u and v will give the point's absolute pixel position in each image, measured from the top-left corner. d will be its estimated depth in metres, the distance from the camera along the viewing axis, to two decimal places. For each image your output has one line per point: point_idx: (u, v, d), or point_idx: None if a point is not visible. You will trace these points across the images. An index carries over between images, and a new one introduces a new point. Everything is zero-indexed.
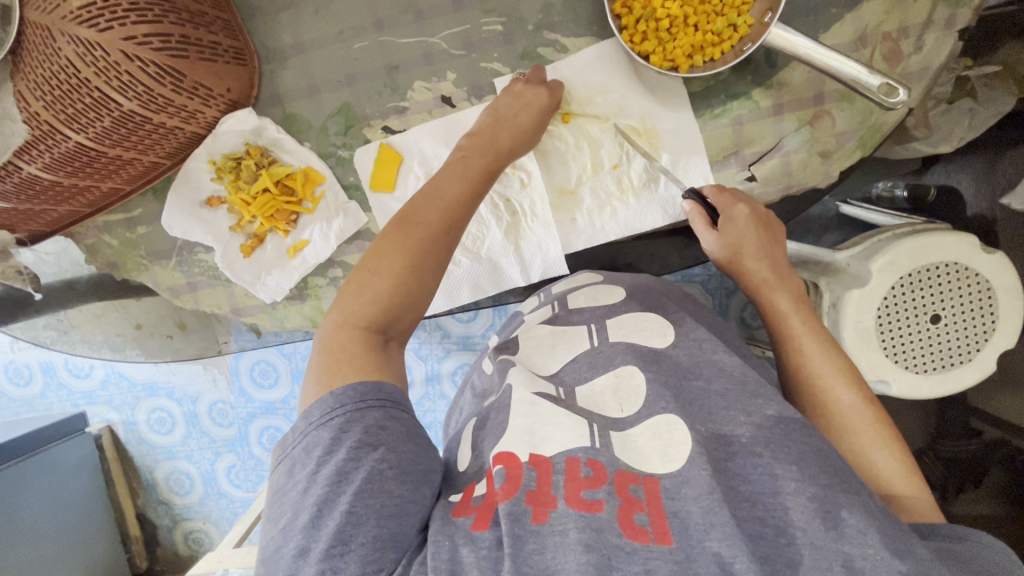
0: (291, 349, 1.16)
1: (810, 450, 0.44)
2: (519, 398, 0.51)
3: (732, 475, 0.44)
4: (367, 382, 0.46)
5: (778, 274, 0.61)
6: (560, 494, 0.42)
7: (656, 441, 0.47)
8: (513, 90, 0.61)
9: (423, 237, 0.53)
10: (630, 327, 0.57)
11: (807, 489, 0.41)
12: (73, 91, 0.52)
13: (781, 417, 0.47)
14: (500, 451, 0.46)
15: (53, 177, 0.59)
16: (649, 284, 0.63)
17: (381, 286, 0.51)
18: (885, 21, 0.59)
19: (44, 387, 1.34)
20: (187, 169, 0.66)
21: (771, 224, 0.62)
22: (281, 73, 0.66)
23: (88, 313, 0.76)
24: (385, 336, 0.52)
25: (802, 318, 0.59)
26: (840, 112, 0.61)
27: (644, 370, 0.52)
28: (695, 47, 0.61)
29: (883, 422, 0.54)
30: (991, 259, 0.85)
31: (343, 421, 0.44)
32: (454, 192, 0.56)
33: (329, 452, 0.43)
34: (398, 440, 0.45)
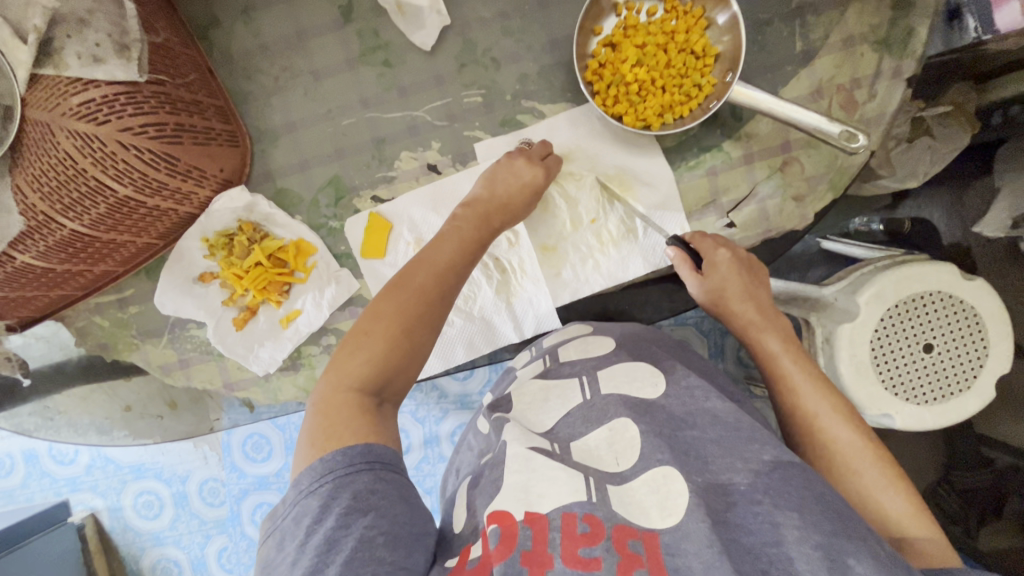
0: (285, 420, 1.18)
1: (810, 494, 0.44)
2: (513, 454, 0.49)
3: (732, 526, 0.43)
4: (356, 446, 0.46)
5: (764, 314, 0.64)
6: (556, 552, 0.42)
7: (653, 494, 0.46)
8: (514, 163, 0.63)
9: (415, 300, 0.54)
10: (623, 378, 0.56)
11: (811, 537, 0.41)
12: (70, 182, 0.53)
13: (778, 462, 0.47)
14: (495, 509, 0.45)
15: (47, 264, 0.59)
16: (637, 331, 0.62)
17: (375, 348, 0.51)
18: (838, 74, 0.64)
19: (26, 476, 1.28)
20: (181, 248, 0.67)
21: (753, 267, 0.65)
22: (272, 151, 0.68)
23: (75, 396, 0.74)
24: (379, 398, 0.51)
25: (792, 357, 0.60)
26: (808, 157, 0.64)
27: (637, 421, 0.51)
28: (664, 107, 0.65)
29: (884, 459, 0.54)
30: (973, 285, 0.87)
31: (332, 488, 0.44)
32: (445, 254, 0.58)
33: (319, 520, 0.43)
34: (389, 504, 0.44)
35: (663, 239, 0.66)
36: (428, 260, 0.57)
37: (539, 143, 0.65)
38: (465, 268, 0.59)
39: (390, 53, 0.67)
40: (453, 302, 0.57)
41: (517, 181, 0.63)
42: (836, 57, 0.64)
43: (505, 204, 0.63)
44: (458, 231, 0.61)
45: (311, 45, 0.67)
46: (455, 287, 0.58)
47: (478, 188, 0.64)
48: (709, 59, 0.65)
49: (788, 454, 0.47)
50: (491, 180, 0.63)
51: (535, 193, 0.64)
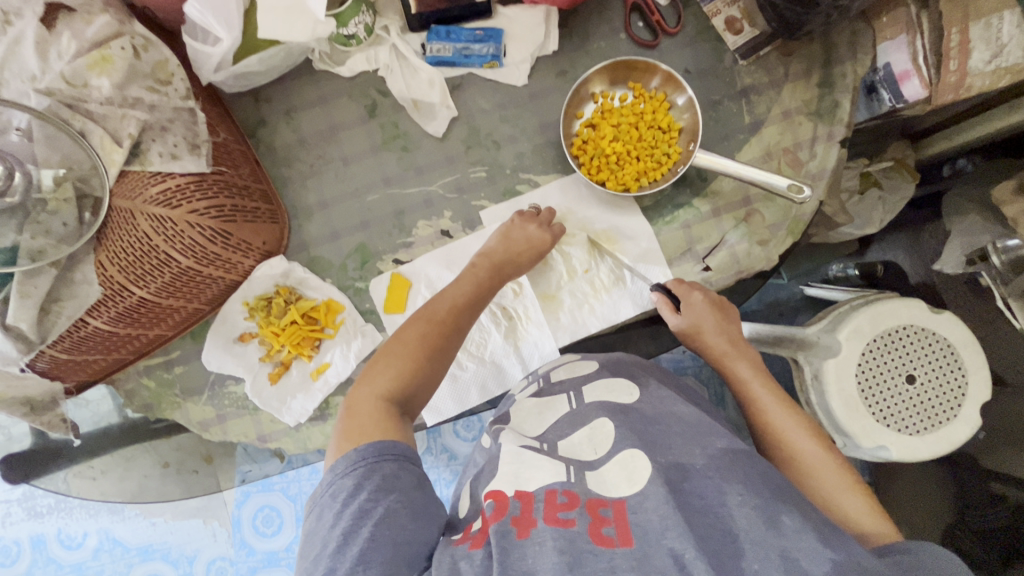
0: (297, 490, 1.21)
1: (755, 472, 0.50)
2: (507, 450, 0.56)
3: (687, 493, 0.48)
4: (384, 441, 0.52)
5: (734, 344, 0.70)
6: (539, 515, 0.47)
7: (622, 471, 0.51)
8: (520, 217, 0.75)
9: (439, 330, 0.63)
10: (602, 390, 0.63)
11: (750, 500, 0.47)
12: (144, 256, 0.63)
13: (730, 449, 0.53)
14: (491, 489, 0.51)
15: (113, 328, 0.68)
16: (620, 356, 0.70)
17: (403, 366, 0.59)
18: (782, 140, 0.76)
19: (31, 564, 1.27)
20: (225, 311, 0.76)
21: (725, 306, 0.72)
22: (307, 225, 0.79)
23: (118, 458, 0.82)
24: (403, 410, 0.57)
25: (761, 382, 0.67)
26: (766, 209, 0.76)
27: (613, 418, 0.58)
28: (640, 173, 0.77)
29: (845, 468, 0.59)
30: (943, 318, 0.95)
31: (363, 470, 0.49)
32: (464, 294, 0.68)
33: (353, 495, 0.48)
34: (411, 486, 0.50)
35: (647, 285, 0.76)
36: (447, 297, 0.67)
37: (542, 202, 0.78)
38: (480, 309, 0.68)
39: (407, 140, 0.79)
40: (467, 335, 0.66)
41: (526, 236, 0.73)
42: (780, 127, 0.77)
43: (515, 254, 0.72)
44: (474, 272, 0.70)
45: (340, 137, 0.80)
46: (471, 325, 0.67)
47: (492, 242, 0.73)
48: (674, 132, 0.78)
49: (738, 444, 0.54)
50: (504, 238, 0.73)
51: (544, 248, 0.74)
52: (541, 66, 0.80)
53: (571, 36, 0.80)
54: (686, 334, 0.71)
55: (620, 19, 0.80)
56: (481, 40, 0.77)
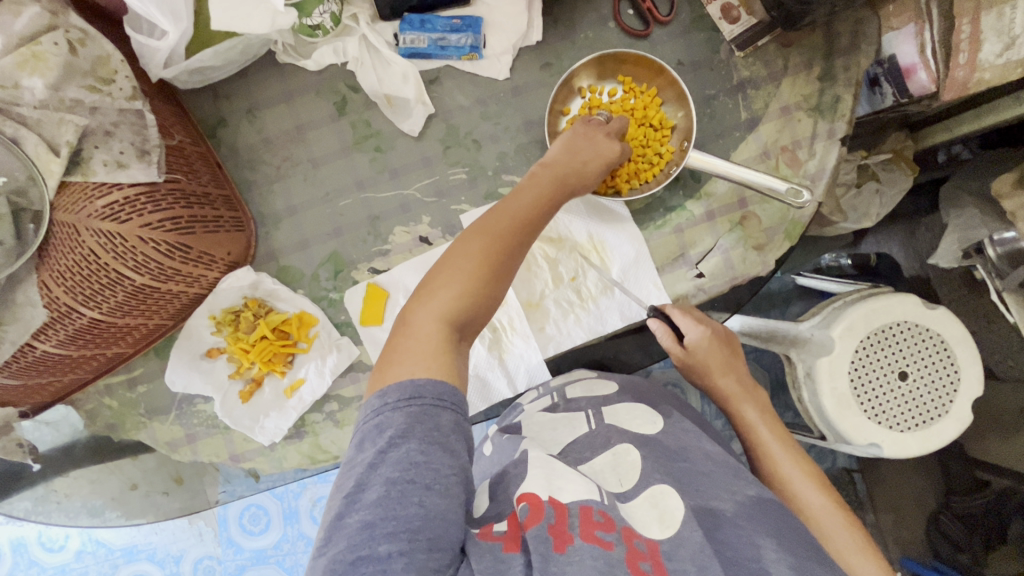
0: (284, 489, 1.17)
1: (789, 526, 0.51)
2: (535, 455, 0.54)
3: (720, 542, 0.48)
4: (446, 381, 0.46)
5: (743, 385, 0.69)
6: (577, 532, 0.44)
7: (653, 509, 0.50)
8: (588, 132, 0.66)
9: (506, 243, 0.54)
10: (624, 414, 0.62)
11: (786, 558, 0.47)
12: (93, 275, 0.58)
13: (759, 497, 0.53)
14: (524, 491, 0.48)
15: (64, 351, 0.63)
16: (637, 381, 0.70)
17: (465, 287, 0.51)
18: (780, 138, 0.72)
19: (12, 567, 1.24)
20: (190, 326, 0.72)
21: (732, 345, 0.71)
22: (275, 233, 0.74)
23: (82, 478, 0.78)
24: (460, 334, 0.51)
25: (767, 426, 0.67)
26: (764, 211, 0.72)
27: (638, 448, 0.57)
28: (631, 174, 0.73)
29: (854, 524, 0.59)
30: (936, 313, 0.93)
31: (418, 411, 0.44)
32: (530, 204, 0.58)
33: (401, 437, 0.44)
34: (463, 445, 0.45)
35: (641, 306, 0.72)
36: (506, 209, 0.57)
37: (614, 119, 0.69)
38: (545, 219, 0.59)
39: (381, 140, 0.74)
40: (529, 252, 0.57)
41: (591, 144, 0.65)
42: (777, 123, 0.72)
43: (581, 166, 0.63)
44: (537, 184, 0.60)
45: (309, 137, 0.74)
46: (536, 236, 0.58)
47: (555, 151, 0.64)
48: (666, 130, 0.73)
49: (767, 492, 0.54)
50: (568, 146, 0.64)
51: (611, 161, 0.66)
52: (523, 58, 0.74)
53: (556, 25, 0.74)
54: (690, 369, 0.70)
55: (608, 6, 0.74)
56: (459, 30, 0.71)
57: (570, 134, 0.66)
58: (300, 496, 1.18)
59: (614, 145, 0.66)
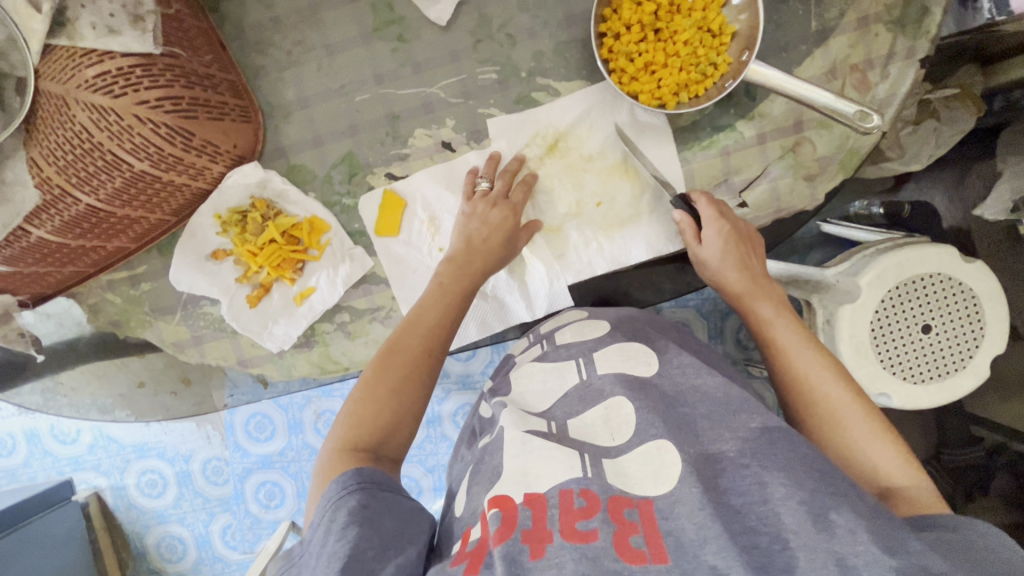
0: (289, 400, 1.17)
1: (795, 456, 0.44)
2: (510, 438, 0.50)
3: (723, 490, 0.44)
4: (349, 471, 0.50)
5: (758, 284, 0.65)
6: (556, 527, 0.42)
7: (647, 466, 0.47)
8: (476, 212, 0.66)
9: (406, 365, 0.59)
10: (617, 358, 0.57)
11: (796, 493, 0.42)
12: (87, 155, 0.53)
13: (765, 428, 0.48)
14: (495, 494, 0.45)
15: (61, 239, 0.59)
16: (632, 316, 0.64)
17: (371, 412, 0.56)
18: (852, 54, 0.64)
19: (28, 456, 1.28)
20: (194, 225, 0.68)
21: (750, 240, 0.65)
22: (285, 127, 0.68)
23: (85, 374, 0.76)
24: (376, 454, 0.54)
25: (783, 321, 0.63)
26: (820, 138, 0.65)
27: (632, 399, 0.52)
28: (680, 85, 0.64)
29: (872, 412, 0.56)
30: (972, 267, 0.85)
31: (330, 514, 0.47)
32: (439, 308, 0.62)
33: (323, 542, 0.45)
34: (381, 514, 0.47)
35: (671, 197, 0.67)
36: (411, 322, 0.61)
37: (488, 160, 0.67)
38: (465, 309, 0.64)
39: (404, 28, 0.66)
40: (440, 359, 0.61)
41: (491, 229, 0.65)
42: (852, 36, 0.64)
43: (482, 246, 0.65)
44: (440, 285, 0.63)
45: (323, 19, 0.66)
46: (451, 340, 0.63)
47: (455, 241, 0.66)
48: (726, 36, 0.63)
49: (774, 420, 0.49)
50: (465, 232, 0.66)
51: (513, 234, 0.66)
52: None
53: None
54: (705, 266, 0.66)
55: None
56: None
57: (466, 221, 0.66)
58: (307, 407, 1.18)
59: (507, 213, 0.65)
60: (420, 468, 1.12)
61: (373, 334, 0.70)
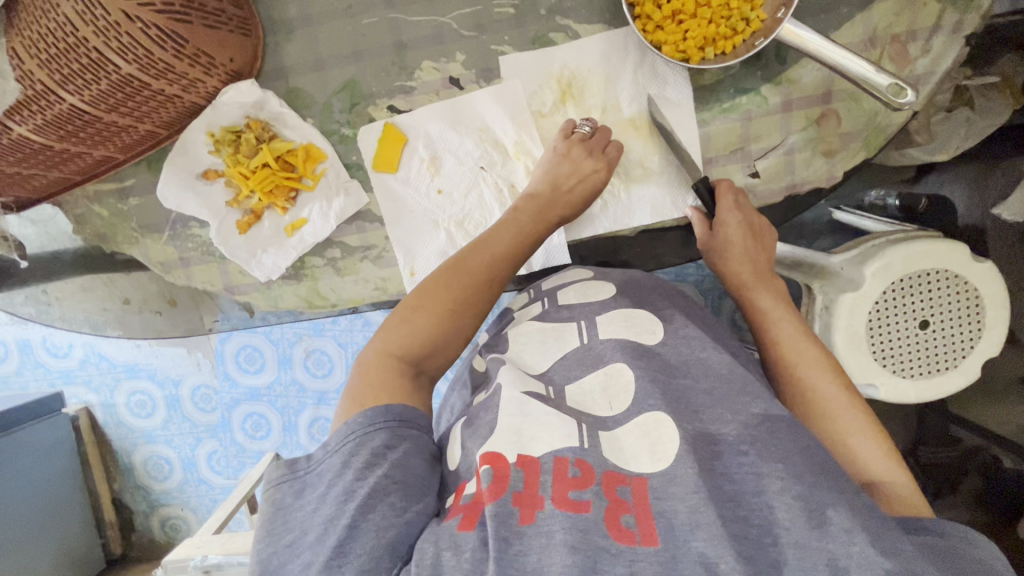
0: (279, 336, 1.15)
1: (796, 447, 0.41)
2: (507, 397, 0.48)
3: (718, 475, 0.40)
4: (376, 408, 0.48)
5: (759, 275, 0.63)
6: (548, 494, 0.39)
7: (644, 439, 0.43)
8: (560, 150, 0.63)
9: (469, 287, 0.58)
10: (620, 324, 0.54)
11: (792, 487, 0.38)
12: (70, 50, 0.50)
13: (767, 415, 0.44)
14: (486, 451, 0.43)
15: (44, 140, 0.57)
16: (638, 279, 0.60)
17: (426, 323, 0.55)
18: (894, 23, 0.60)
19: (20, 365, 1.29)
20: (185, 140, 0.65)
21: (762, 236, 0.64)
22: (287, 45, 0.64)
23: (70, 287, 0.74)
24: (419, 367, 0.54)
25: (781, 314, 0.61)
26: (847, 111, 0.62)
27: (633, 365, 0.49)
28: (708, 39, 0.60)
29: (861, 407, 0.54)
30: (982, 268, 0.81)
31: (352, 445, 0.45)
32: (504, 244, 0.60)
33: (339, 474, 0.44)
34: (405, 457, 0.45)
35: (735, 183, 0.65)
36: (482, 247, 0.60)
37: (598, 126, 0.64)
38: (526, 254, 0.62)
39: None
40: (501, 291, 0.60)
41: (574, 175, 0.62)
42: (897, 4, 0.60)
43: (561, 190, 0.62)
44: (516, 220, 0.62)
45: None
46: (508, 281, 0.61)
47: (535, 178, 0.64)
48: None
49: (778, 409, 0.44)
50: (548, 172, 0.63)
51: (597, 185, 0.64)
52: None
53: None
54: (710, 253, 0.64)
55: None
56: None
57: (549, 157, 0.64)
58: (294, 344, 1.16)
59: (598, 161, 0.63)
60: None
61: (364, 273, 0.69)
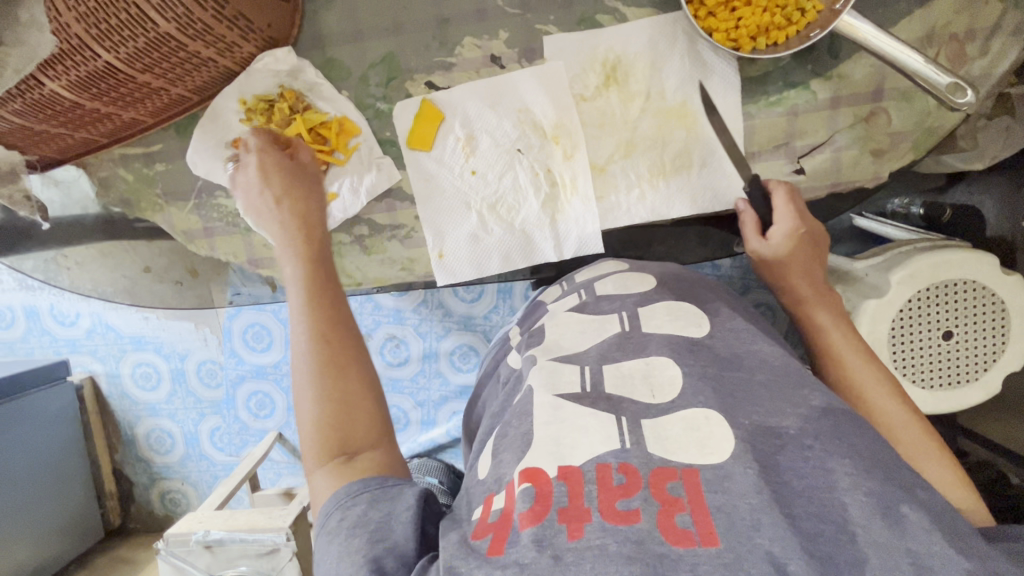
0: (288, 314, 1.14)
1: (863, 445, 0.39)
2: (540, 403, 0.44)
3: (782, 470, 0.38)
4: (330, 505, 0.43)
5: (820, 290, 0.61)
6: (595, 505, 0.36)
7: (692, 433, 0.40)
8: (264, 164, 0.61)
9: (326, 352, 0.49)
10: (664, 318, 0.51)
11: (863, 484, 0.36)
12: (111, 5, 0.48)
13: (828, 408, 0.42)
14: (526, 466, 0.40)
15: (75, 98, 0.55)
16: (679, 274, 0.59)
17: (314, 416, 0.46)
18: (954, 21, 0.58)
19: (26, 331, 1.28)
20: (218, 107, 0.64)
21: (821, 247, 0.62)
22: (324, 14, 0.62)
23: (86, 254, 0.73)
24: (346, 455, 0.45)
25: (843, 331, 0.58)
26: (897, 110, 0.60)
27: (680, 362, 0.46)
28: (760, 29, 0.58)
29: (930, 431, 0.51)
30: (1013, 282, 0.79)
31: (322, 528, 0.43)
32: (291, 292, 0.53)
33: (319, 555, 0.41)
34: (362, 501, 0.42)
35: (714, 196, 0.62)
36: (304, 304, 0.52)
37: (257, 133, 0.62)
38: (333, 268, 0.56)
39: None
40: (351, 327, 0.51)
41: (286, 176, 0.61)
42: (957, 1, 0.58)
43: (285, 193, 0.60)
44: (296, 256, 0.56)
45: None
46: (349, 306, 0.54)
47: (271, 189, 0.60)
48: None
49: (836, 400, 0.43)
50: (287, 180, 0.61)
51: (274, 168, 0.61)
52: None
53: None
54: (767, 267, 0.63)
55: None
56: None
57: (267, 172, 0.61)
58: None
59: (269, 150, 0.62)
60: (411, 401, 1.12)
61: (391, 253, 0.67)
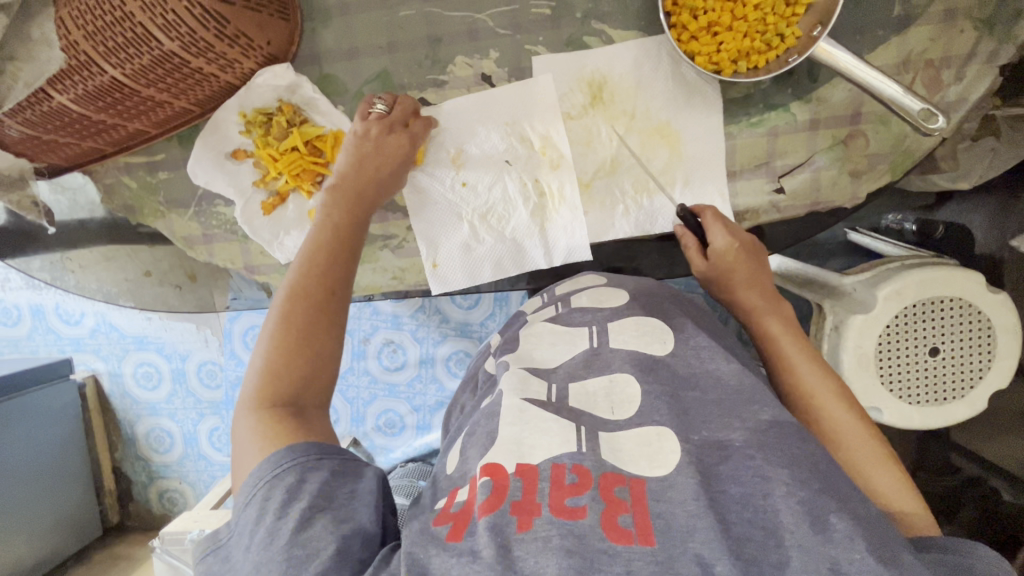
0: None
1: (803, 455, 0.41)
2: (507, 405, 0.46)
3: (721, 478, 0.40)
4: (276, 450, 0.44)
5: (767, 299, 0.61)
6: (546, 501, 0.38)
7: (644, 448, 0.43)
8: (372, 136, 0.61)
9: (307, 308, 0.53)
10: (631, 333, 0.53)
11: (798, 493, 0.38)
12: (116, 24, 0.52)
13: (775, 421, 0.44)
14: (487, 462, 0.42)
15: (82, 110, 0.58)
16: (651, 288, 0.61)
17: (274, 363, 0.50)
18: (930, 49, 0.60)
19: (31, 330, 1.31)
20: (218, 119, 0.66)
21: (759, 252, 0.62)
22: (323, 32, 0.65)
23: (90, 257, 0.75)
24: (294, 405, 0.49)
25: (792, 340, 0.59)
26: (874, 133, 0.62)
27: (641, 380, 0.48)
28: (740, 53, 0.60)
29: (878, 438, 0.52)
30: (996, 299, 0.80)
31: (264, 493, 0.42)
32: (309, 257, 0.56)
33: (259, 521, 0.41)
34: (321, 477, 0.43)
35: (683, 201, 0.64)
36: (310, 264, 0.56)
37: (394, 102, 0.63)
38: (354, 246, 0.59)
39: None
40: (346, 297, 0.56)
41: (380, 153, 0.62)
42: (933, 29, 0.60)
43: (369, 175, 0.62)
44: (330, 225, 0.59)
45: None
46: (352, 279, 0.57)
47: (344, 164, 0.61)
48: (801, 6, 0.58)
49: (785, 415, 0.45)
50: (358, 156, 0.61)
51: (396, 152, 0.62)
52: None
53: None
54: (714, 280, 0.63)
55: None
56: None
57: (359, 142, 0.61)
58: None
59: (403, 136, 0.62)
60: (406, 404, 1.14)
61: (383, 262, 0.70)
